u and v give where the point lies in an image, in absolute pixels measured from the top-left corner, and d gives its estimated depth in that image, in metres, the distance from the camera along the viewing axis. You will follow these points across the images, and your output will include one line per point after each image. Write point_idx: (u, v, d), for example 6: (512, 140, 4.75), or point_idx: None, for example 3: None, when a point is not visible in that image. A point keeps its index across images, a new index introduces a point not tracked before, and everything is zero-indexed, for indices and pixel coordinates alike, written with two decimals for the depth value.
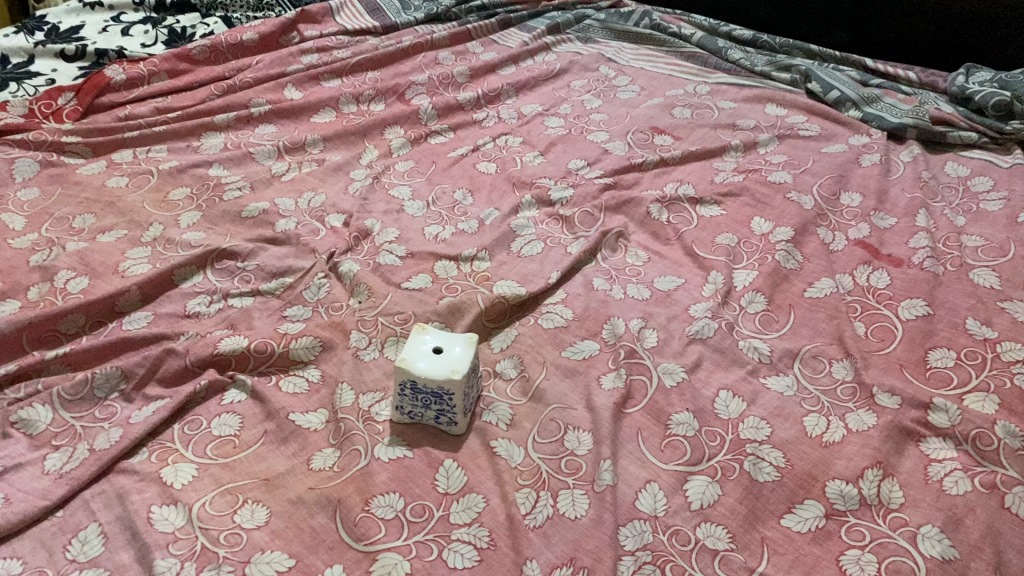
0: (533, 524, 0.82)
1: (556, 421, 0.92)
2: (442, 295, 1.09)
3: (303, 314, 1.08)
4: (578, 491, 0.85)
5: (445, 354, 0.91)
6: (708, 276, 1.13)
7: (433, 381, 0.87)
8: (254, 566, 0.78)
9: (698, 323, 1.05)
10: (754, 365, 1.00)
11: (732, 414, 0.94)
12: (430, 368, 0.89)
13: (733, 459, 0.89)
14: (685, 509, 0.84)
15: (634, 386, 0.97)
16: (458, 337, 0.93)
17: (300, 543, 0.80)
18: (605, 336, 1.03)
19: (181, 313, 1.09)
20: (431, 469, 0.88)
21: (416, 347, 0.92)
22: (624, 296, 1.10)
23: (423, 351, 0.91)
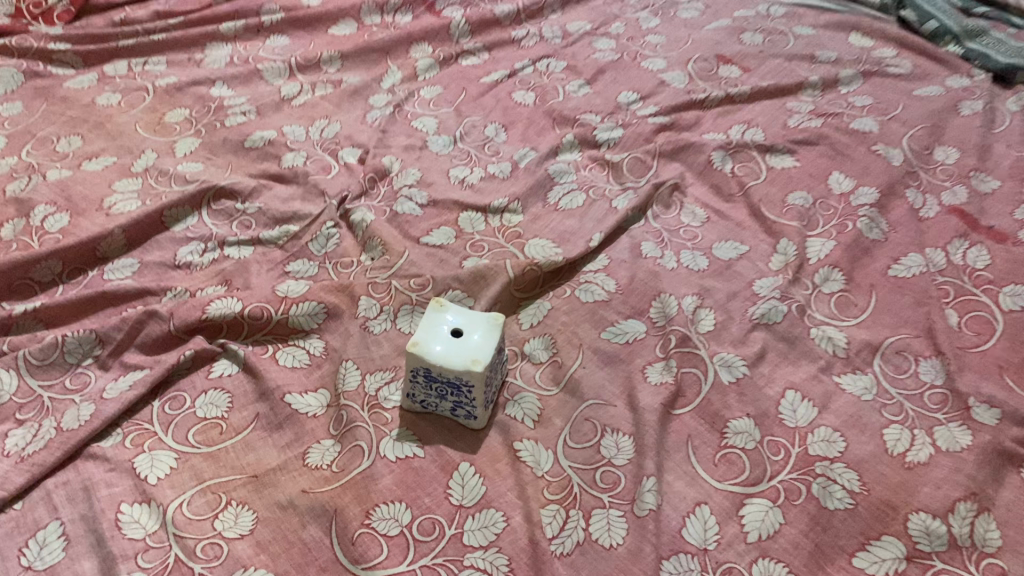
0: (560, 552, 0.70)
1: (591, 421, 0.79)
2: (466, 255, 0.95)
3: (307, 270, 0.94)
4: (614, 513, 0.73)
5: (465, 337, 0.77)
6: (777, 244, 0.98)
7: (450, 371, 0.74)
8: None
9: (763, 305, 0.90)
10: (826, 359, 0.86)
11: (799, 421, 0.80)
12: (449, 355, 0.75)
13: (800, 480, 0.76)
14: (739, 541, 0.71)
15: (685, 381, 0.83)
16: (481, 314, 0.79)
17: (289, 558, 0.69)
18: (654, 316, 0.88)
19: (171, 263, 0.96)
20: (444, 474, 0.76)
21: (433, 326, 0.78)
22: (677, 265, 0.95)
23: (440, 333, 0.77)
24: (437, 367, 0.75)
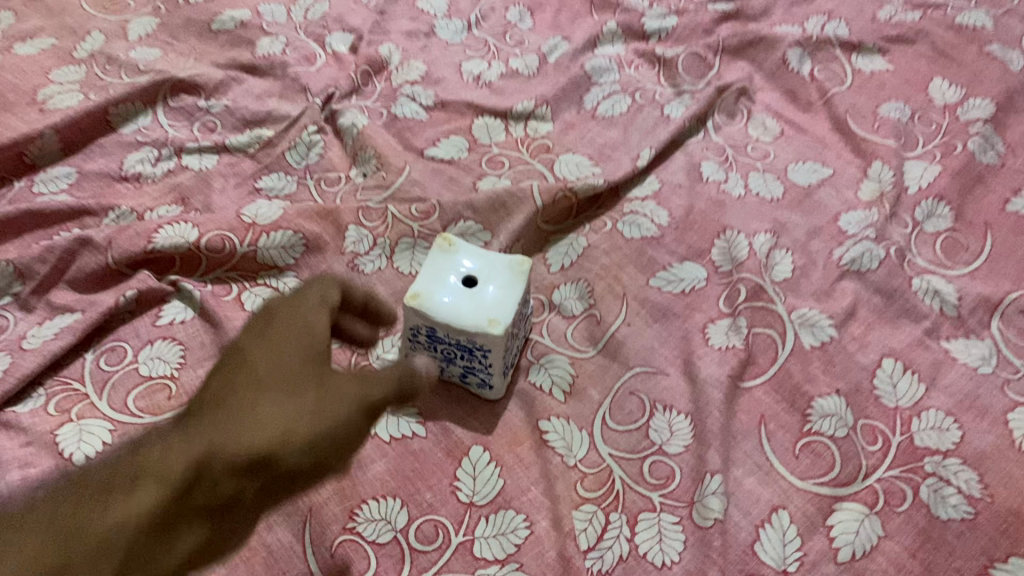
0: (596, 571, 0.55)
1: (638, 396, 0.63)
2: (482, 174, 0.76)
3: (284, 187, 0.76)
4: (668, 519, 0.57)
5: (480, 287, 0.59)
6: (869, 166, 0.79)
7: (462, 332, 0.57)
8: (235, 362, 0.62)
9: (853, 248, 0.72)
10: (932, 319, 0.68)
11: (902, 401, 0.63)
12: (458, 309, 0.58)
13: (905, 480, 0.59)
14: (827, 560, 0.56)
15: (756, 344, 0.66)
16: (501, 257, 0.61)
17: (302, 335, 0.62)
18: (716, 259, 0.71)
19: (116, 174, 0.77)
20: (449, 461, 0.59)
21: (439, 270, 0.60)
22: (745, 192, 0.77)
23: (450, 281, 0.60)
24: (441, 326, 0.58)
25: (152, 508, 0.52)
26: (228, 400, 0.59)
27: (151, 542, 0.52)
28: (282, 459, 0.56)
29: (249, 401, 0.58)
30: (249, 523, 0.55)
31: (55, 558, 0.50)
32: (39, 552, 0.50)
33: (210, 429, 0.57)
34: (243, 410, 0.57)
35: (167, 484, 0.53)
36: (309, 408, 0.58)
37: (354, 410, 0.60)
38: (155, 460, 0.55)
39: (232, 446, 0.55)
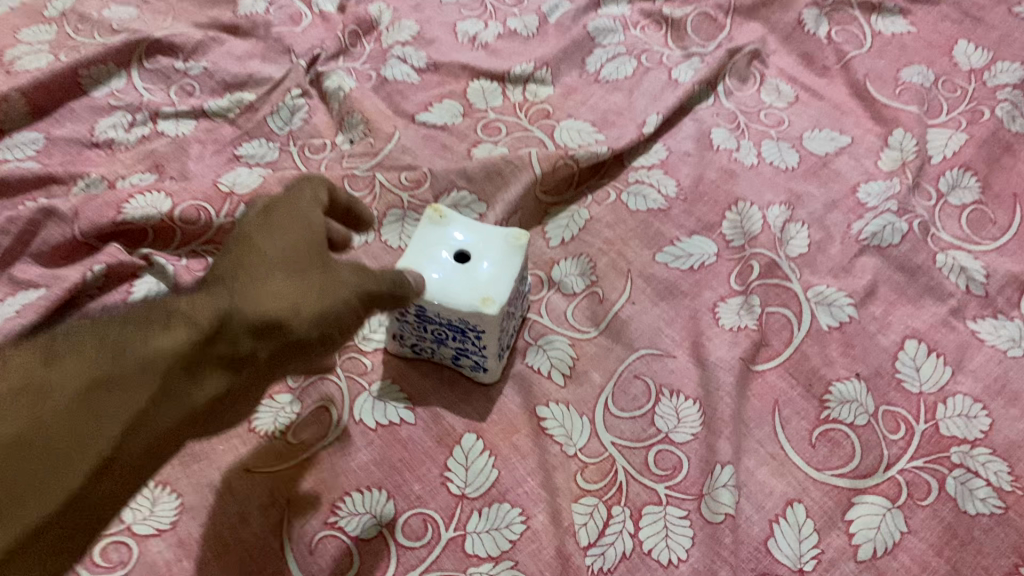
0: (597, 569, 0.51)
1: (643, 380, 0.59)
2: (478, 141, 0.72)
3: (266, 155, 0.71)
4: (675, 513, 0.53)
5: (473, 263, 0.55)
6: (890, 134, 0.74)
7: (454, 312, 0.53)
8: (275, 201, 0.46)
9: (874, 222, 0.67)
10: (958, 298, 0.64)
11: (926, 385, 0.59)
12: (448, 287, 0.53)
13: (930, 471, 0.55)
14: (847, 558, 0.52)
15: (770, 325, 0.62)
16: (497, 230, 0.57)
17: (294, 231, 0.44)
18: (727, 233, 0.67)
19: (87, 140, 0.72)
20: (440, 449, 0.55)
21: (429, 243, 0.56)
22: (758, 162, 0.72)
23: (440, 256, 0.55)
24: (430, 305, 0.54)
25: (178, 351, 0.41)
26: (265, 226, 0.44)
27: (174, 387, 0.42)
28: (301, 328, 0.42)
29: (272, 223, 0.44)
30: (286, 355, 0.42)
31: (65, 396, 0.39)
32: (47, 372, 0.39)
33: (245, 251, 0.43)
34: (278, 261, 0.43)
35: (195, 331, 0.41)
36: (336, 275, 0.43)
37: (365, 283, 0.44)
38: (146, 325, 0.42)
39: (267, 288, 0.42)
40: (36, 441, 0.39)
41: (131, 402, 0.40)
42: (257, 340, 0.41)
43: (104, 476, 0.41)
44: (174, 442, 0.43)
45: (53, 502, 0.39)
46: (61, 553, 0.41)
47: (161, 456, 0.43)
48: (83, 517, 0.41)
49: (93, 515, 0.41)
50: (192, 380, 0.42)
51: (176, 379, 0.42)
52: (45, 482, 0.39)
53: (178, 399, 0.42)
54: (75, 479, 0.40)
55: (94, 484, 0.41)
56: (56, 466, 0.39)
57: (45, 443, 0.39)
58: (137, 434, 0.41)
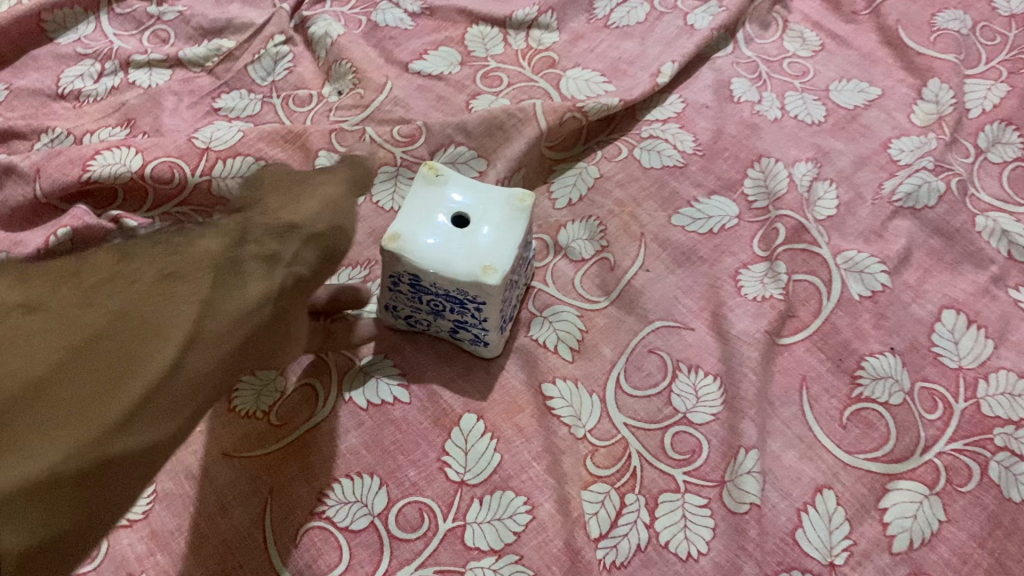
0: (609, 564, 0.46)
1: (658, 354, 0.54)
2: (477, 92, 0.66)
3: (247, 108, 0.66)
4: (694, 501, 0.48)
5: (473, 226, 0.50)
6: (925, 85, 0.68)
7: (452, 281, 0.48)
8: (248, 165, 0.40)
9: (908, 180, 0.62)
10: (999, 264, 0.58)
11: (965, 360, 0.54)
12: (445, 253, 0.48)
13: (972, 455, 0.50)
14: (881, 550, 0.47)
15: (796, 294, 0.57)
16: (499, 191, 0.51)
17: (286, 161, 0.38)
18: (749, 193, 0.61)
19: (52, 91, 0.67)
20: (437, 431, 0.50)
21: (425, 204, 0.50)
22: (781, 115, 0.66)
23: (436, 219, 0.50)
24: (424, 273, 0.48)
25: (231, 239, 0.32)
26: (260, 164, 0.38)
27: (240, 266, 0.32)
28: (317, 222, 0.34)
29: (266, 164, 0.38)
30: (320, 256, 0.34)
31: (137, 275, 0.29)
32: (117, 258, 0.30)
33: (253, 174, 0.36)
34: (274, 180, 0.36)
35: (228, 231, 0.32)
36: (336, 173, 0.38)
37: (354, 194, 0.38)
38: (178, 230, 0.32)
39: (272, 200, 0.35)
40: (125, 314, 0.28)
41: (201, 277, 0.30)
42: (291, 234, 0.34)
43: (199, 355, 0.30)
44: (257, 338, 0.32)
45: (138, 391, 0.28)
46: (148, 466, 0.29)
47: (244, 358, 0.32)
48: (179, 411, 0.29)
49: (181, 417, 0.30)
50: (250, 268, 0.32)
51: (238, 262, 0.32)
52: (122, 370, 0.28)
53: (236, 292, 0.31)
54: (172, 350, 0.29)
55: (188, 365, 0.29)
56: (137, 348, 0.28)
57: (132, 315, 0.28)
58: (212, 323, 0.30)
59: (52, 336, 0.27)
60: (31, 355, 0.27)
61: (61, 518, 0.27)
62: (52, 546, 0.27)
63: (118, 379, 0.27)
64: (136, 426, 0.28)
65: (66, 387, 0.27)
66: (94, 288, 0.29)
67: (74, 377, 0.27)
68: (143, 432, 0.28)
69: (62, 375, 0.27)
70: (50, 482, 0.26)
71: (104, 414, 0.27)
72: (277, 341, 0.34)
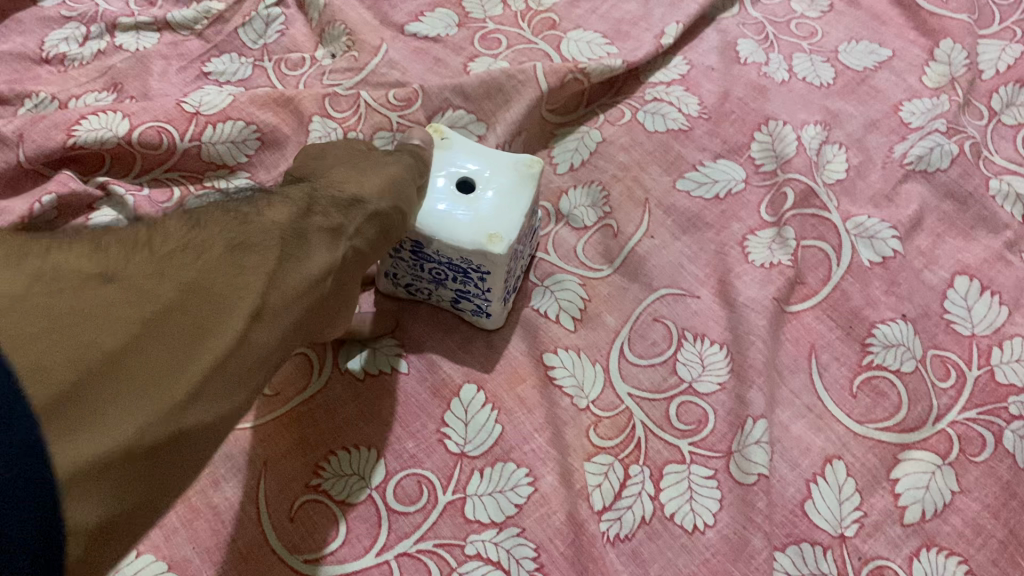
0: (613, 536, 0.45)
1: (663, 323, 0.53)
2: (475, 54, 0.64)
3: (238, 72, 0.64)
4: (700, 473, 0.47)
5: (478, 193, 0.48)
6: (937, 45, 0.66)
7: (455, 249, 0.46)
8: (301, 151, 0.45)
9: (920, 144, 0.60)
10: (1014, 230, 0.57)
11: (979, 327, 0.53)
12: (452, 221, 0.46)
13: (986, 424, 0.49)
14: (893, 521, 0.46)
15: (804, 260, 0.55)
16: (506, 156, 0.49)
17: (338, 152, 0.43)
18: (756, 157, 0.59)
19: (36, 56, 0.64)
20: (436, 402, 0.49)
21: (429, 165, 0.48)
22: (789, 77, 0.64)
23: (440, 185, 0.48)
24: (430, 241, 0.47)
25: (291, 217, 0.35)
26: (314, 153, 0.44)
27: (299, 245, 0.34)
28: (374, 202, 0.40)
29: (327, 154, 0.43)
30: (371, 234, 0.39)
31: (208, 246, 0.31)
32: (189, 232, 0.32)
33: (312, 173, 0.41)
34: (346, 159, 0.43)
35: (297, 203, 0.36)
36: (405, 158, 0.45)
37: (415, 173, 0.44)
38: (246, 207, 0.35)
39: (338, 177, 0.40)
40: (200, 284, 0.30)
41: (273, 248, 0.33)
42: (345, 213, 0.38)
43: (266, 329, 0.31)
44: (312, 317, 0.34)
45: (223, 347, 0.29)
46: (221, 433, 0.30)
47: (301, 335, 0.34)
48: (247, 383, 0.30)
49: (253, 384, 0.31)
50: (309, 244, 0.35)
51: (298, 241, 0.34)
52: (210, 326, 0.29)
53: (303, 261, 0.34)
54: (247, 314, 0.30)
55: (256, 338, 0.31)
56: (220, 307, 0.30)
57: (208, 285, 0.30)
58: (285, 286, 0.33)
59: (137, 301, 0.28)
60: (116, 318, 0.27)
61: (134, 488, 0.27)
62: (120, 527, 0.27)
63: (199, 345, 0.29)
64: (215, 386, 0.29)
65: (152, 351, 0.28)
66: (171, 257, 0.30)
67: (164, 332, 0.28)
68: (222, 395, 0.29)
69: (150, 340, 0.28)
70: (139, 441, 0.27)
71: (186, 378, 0.28)
72: (324, 320, 0.37)
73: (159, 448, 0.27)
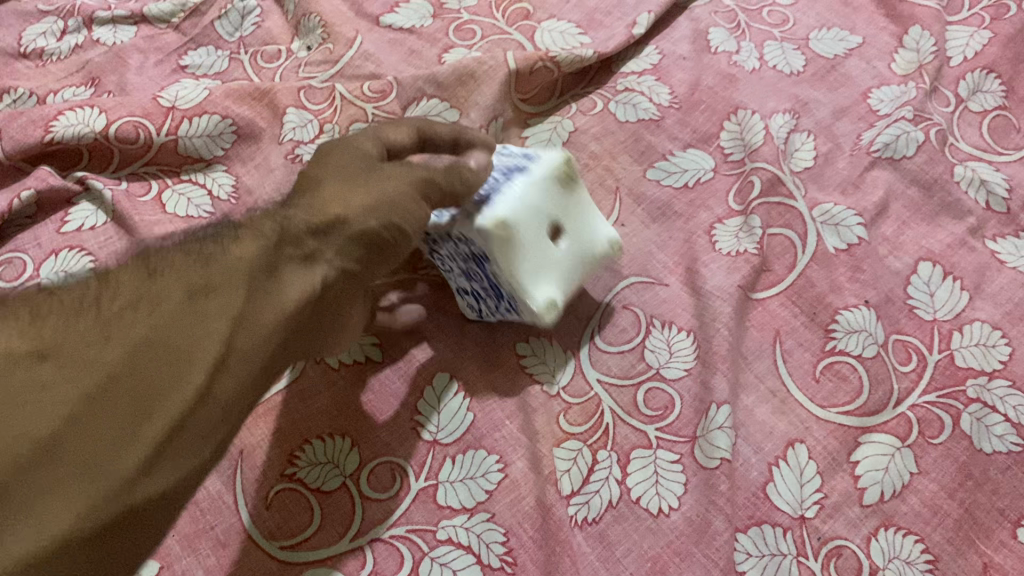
0: (581, 520, 0.47)
1: (633, 312, 0.54)
2: (449, 44, 0.65)
3: (215, 65, 0.64)
4: (667, 458, 0.48)
5: (560, 247, 0.48)
6: (906, 33, 0.67)
7: (516, 293, 0.46)
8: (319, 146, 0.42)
9: (887, 131, 0.61)
10: (977, 215, 0.58)
11: (939, 312, 0.54)
12: (530, 266, 0.46)
13: (944, 407, 0.50)
14: (852, 502, 0.48)
15: (771, 247, 0.56)
16: (601, 227, 0.50)
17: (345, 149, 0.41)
18: (725, 145, 0.60)
19: (15, 51, 0.65)
20: (410, 392, 0.50)
21: (518, 201, 0.45)
22: (759, 66, 0.65)
23: (541, 223, 0.47)
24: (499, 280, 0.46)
25: (260, 252, 0.35)
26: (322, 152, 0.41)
27: (264, 283, 0.35)
28: (362, 220, 0.38)
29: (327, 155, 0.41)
30: (362, 252, 0.38)
31: (164, 301, 0.32)
32: (142, 285, 0.33)
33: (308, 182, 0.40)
34: (342, 169, 0.40)
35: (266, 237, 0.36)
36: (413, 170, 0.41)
37: (421, 192, 0.40)
38: (213, 242, 0.35)
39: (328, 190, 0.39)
40: (148, 346, 0.31)
41: (233, 296, 0.34)
42: (319, 238, 0.37)
43: (227, 378, 0.33)
44: (284, 351, 0.35)
45: (178, 408, 0.31)
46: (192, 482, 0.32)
47: (275, 370, 0.35)
48: (209, 437, 0.32)
49: (222, 430, 0.33)
50: (280, 281, 0.35)
51: (266, 276, 0.35)
52: (164, 387, 0.31)
53: (271, 298, 0.35)
54: (201, 373, 0.32)
55: (216, 391, 0.32)
56: (173, 367, 0.31)
57: (158, 345, 0.31)
58: (249, 331, 0.33)
59: (79, 378, 0.30)
60: (51, 403, 0.29)
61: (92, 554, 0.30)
62: None
63: (146, 413, 0.31)
64: (172, 447, 0.31)
65: (94, 428, 0.30)
66: (117, 319, 0.32)
67: (108, 406, 0.30)
68: (180, 455, 0.32)
69: (90, 418, 0.30)
70: (84, 519, 0.29)
71: (134, 450, 0.30)
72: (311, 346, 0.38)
73: (111, 520, 0.30)
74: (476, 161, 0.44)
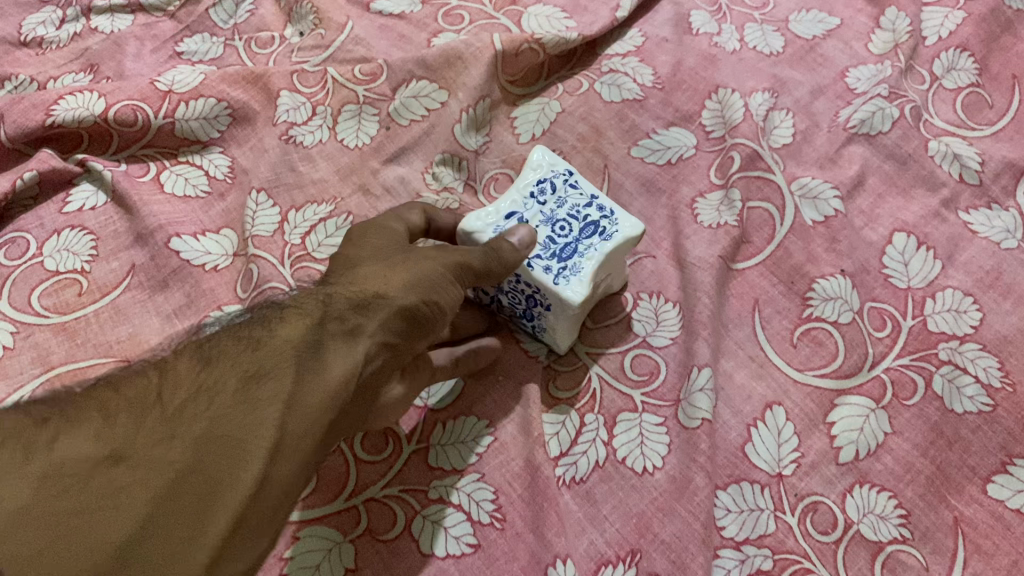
0: (569, 480, 0.49)
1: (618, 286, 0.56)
2: (437, 30, 0.66)
3: (210, 52, 0.66)
4: (651, 420, 0.50)
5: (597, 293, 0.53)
6: (882, 14, 0.69)
7: (556, 332, 0.51)
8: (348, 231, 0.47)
9: (863, 108, 0.63)
10: (950, 187, 0.60)
11: (913, 280, 0.56)
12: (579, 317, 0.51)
13: (918, 369, 0.52)
14: (828, 461, 0.49)
15: (750, 220, 0.58)
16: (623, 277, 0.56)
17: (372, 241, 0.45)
18: (707, 123, 0.62)
19: (15, 39, 0.67)
20: None
21: (598, 276, 0.49)
22: (740, 47, 0.67)
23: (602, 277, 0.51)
24: (556, 327, 0.51)
25: (306, 331, 0.36)
26: (355, 239, 0.45)
27: (312, 359, 0.35)
28: (401, 297, 0.40)
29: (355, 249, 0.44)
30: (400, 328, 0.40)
31: (222, 388, 0.32)
32: (197, 377, 0.33)
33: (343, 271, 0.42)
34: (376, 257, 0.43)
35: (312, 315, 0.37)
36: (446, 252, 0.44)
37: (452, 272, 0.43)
38: (260, 328, 0.36)
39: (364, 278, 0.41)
40: (210, 439, 0.31)
41: (287, 373, 0.34)
42: (361, 313, 0.38)
43: (284, 464, 0.32)
44: (330, 432, 0.35)
45: (243, 495, 0.30)
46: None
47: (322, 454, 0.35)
48: (265, 527, 0.32)
49: (276, 521, 0.32)
50: (324, 354, 0.35)
51: (312, 355, 0.35)
52: (228, 475, 0.30)
53: (318, 375, 0.35)
54: (261, 462, 0.31)
55: (275, 477, 0.32)
56: (236, 453, 0.31)
57: (219, 434, 0.31)
58: (304, 409, 0.33)
59: (152, 474, 0.29)
60: (122, 507, 0.28)
61: None
62: None
63: (213, 506, 0.30)
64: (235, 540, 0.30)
65: (166, 529, 0.28)
66: (181, 415, 0.31)
67: (184, 495, 0.29)
68: (241, 549, 0.31)
69: (160, 519, 0.28)
70: None
71: (205, 544, 0.29)
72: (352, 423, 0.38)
73: None
74: (518, 238, 0.48)
